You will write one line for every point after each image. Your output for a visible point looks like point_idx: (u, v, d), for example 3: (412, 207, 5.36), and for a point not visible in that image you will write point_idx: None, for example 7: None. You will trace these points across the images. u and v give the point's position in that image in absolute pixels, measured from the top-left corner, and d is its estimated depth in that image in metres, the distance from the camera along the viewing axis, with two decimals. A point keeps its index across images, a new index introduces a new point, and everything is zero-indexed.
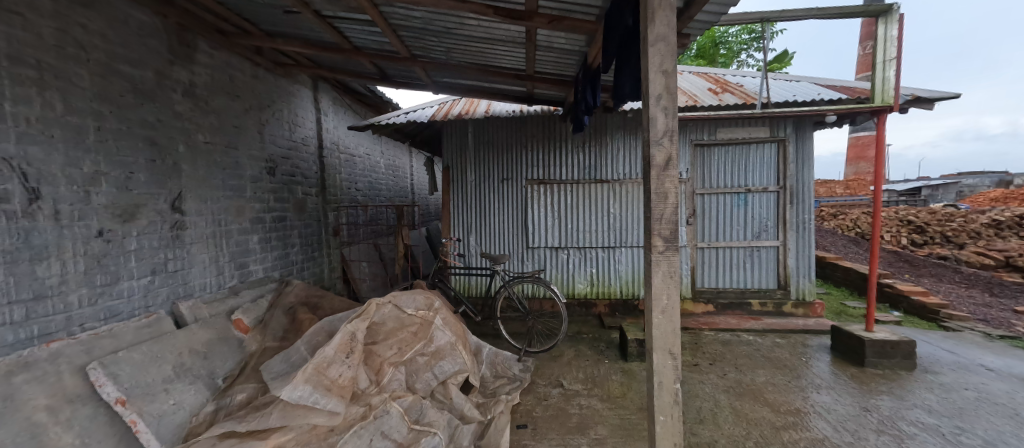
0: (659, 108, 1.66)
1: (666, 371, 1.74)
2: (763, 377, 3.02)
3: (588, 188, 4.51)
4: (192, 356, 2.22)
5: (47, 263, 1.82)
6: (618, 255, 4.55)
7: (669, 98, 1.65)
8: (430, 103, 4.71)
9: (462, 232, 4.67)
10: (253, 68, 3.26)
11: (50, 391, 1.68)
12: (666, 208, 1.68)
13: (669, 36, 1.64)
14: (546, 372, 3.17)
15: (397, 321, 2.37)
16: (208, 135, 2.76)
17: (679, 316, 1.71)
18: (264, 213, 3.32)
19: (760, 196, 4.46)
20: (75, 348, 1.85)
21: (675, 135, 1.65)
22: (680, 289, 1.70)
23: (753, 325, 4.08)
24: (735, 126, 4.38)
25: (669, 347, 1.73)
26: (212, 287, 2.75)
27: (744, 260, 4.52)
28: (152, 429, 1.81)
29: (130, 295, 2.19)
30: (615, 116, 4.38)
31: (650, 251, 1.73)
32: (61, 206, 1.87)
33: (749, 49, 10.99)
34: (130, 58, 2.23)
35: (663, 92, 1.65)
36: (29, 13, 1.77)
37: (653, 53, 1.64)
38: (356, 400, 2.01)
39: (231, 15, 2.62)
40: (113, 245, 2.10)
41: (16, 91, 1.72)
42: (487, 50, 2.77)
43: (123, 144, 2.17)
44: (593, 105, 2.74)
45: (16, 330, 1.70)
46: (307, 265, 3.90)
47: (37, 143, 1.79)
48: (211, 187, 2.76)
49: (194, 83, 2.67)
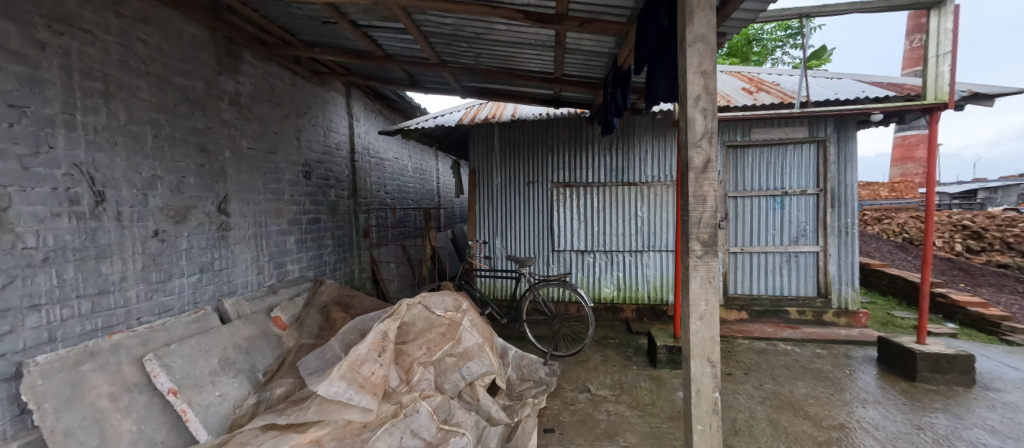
0: (697, 109, 1.62)
1: (704, 380, 1.69)
2: (802, 390, 2.87)
3: (615, 190, 4.46)
4: (236, 351, 2.34)
5: (110, 261, 1.95)
6: (647, 259, 4.46)
7: (708, 99, 1.61)
8: (457, 108, 4.78)
9: (489, 234, 4.71)
10: (292, 77, 3.43)
11: (112, 380, 1.81)
12: (704, 212, 1.63)
13: (708, 35, 1.60)
14: (573, 376, 3.14)
15: (427, 322, 2.43)
16: (251, 141, 2.92)
17: (718, 323, 1.66)
18: (301, 215, 3.47)
19: (798, 199, 4.26)
20: (132, 341, 1.97)
21: (714, 137, 1.61)
22: (718, 295, 1.65)
23: (790, 334, 3.90)
24: (771, 126, 4.21)
25: (708, 354, 1.68)
26: (253, 285, 2.90)
27: (781, 266, 4.33)
28: (200, 418, 1.92)
29: (180, 292, 2.33)
30: (644, 117, 4.30)
31: (686, 255, 1.69)
32: (123, 207, 2.01)
33: (785, 47, 10.60)
34: (184, 70, 2.39)
35: (702, 93, 1.61)
36: (97, 31, 1.92)
37: (691, 54, 1.61)
38: (387, 398, 2.06)
39: (273, 27, 2.77)
40: (166, 245, 2.24)
41: (86, 102, 1.87)
42: (516, 54, 2.79)
43: (176, 150, 2.32)
44: (623, 107, 2.71)
45: (83, 322, 1.83)
46: (339, 265, 4.03)
47: (103, 150, 1.93)
48: (254, 190, 2.92)
49: (239, 92, 2.83)
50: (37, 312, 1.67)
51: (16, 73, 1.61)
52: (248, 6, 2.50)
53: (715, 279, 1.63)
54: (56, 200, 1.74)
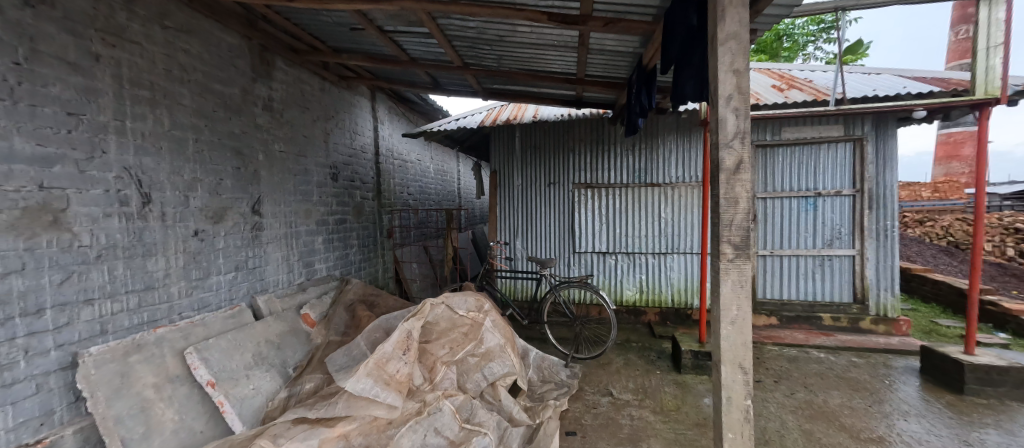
0: (729, 109, 1.58)
1: (736, 386, 1.64)
2: (837, 400, 2.75)
3: (638, 191, 4.39)
4: (268, 346, 2.44)
5: (155, 259, 2.07)
6: (671, 261, 4.38)
7: (740, 98, 1.57)
8: (479, 110, 4.83)
9: (509, 235, 4.72)
10: (321, 82, 3.54)
11: (156, 371, 1.91)
12: (736, 213, 1.59)
13: (741, 33, 1.56)
14: (594, 379, 3.11)
15: (449, 321, 2.46)
16: (283, 144, 3.03)
17: (750, 328, 1.62)
18: (328, 215, 3.57)
19: (832, 200, 4.08)
20: (174, 334, 2.08)
21: (747, 138, 1.57)
22: (751, 300, 1.61)
23: (824, 342, 3.73)
24: (803, 125, 4.05)
25: (740, 360, 1.63)
26: (284, 283, 3.00)
27: (814, 270, 4.16)
28: (236, 410, 2.00)
29: (217, 289, 2.44)
30: (669, 117, 4.22)
31: (717, 258, 1.65)
32: (166, 207, 2.13)
33: (818, 42, 10.18)
34: (222, 78, 2.51)
35: (734, 92, 1.58)
36: (144, 42, 2.04)
37: (722, 52, 1.57)
38: (412, 396, 2.09)
39: (303, 35, 2.87)
40: (205, 244, 2.36)
41: (135, 110, 1.99)
42: (538, 56, 2.79)
43: (215, 154, 2.43)
44: (648, 107, 2.66)
45: (131, 316, 1.95)
46: (364, 265, 4.13)
47: (150, 154, 2.05)
48: (285, 191, 3.03)
49: (272, 97, 2.94)
50: (91, 306, 1.78)
51: (74, 83, 1.73)
52: (281, 14, 2.59)
53: (748, 283, 1.59)
54: (108, 201, 1.85)
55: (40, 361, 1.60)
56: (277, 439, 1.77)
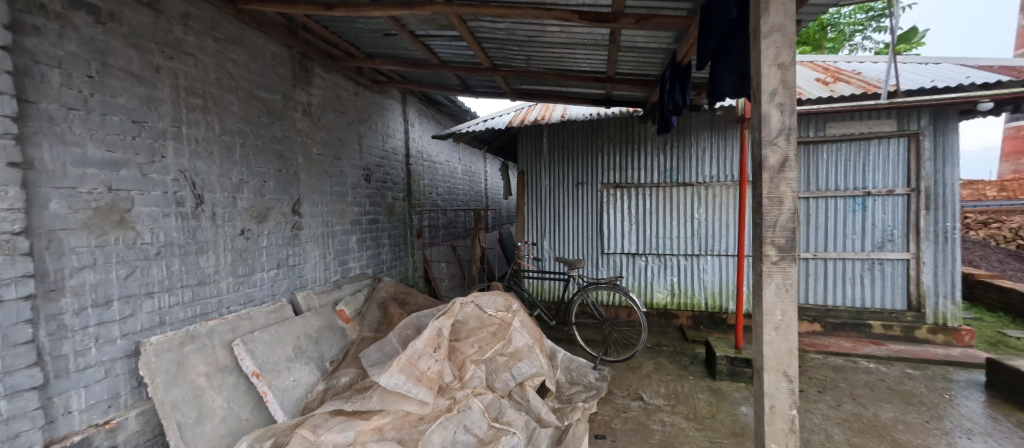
0: (773, 104, 1.52)
1: (780, 395, 1.57)
2: (890, 414, 2.57)
3: (669, 191, 4.27)
4: (307, 340, 2.55)
5: (207, 256, 2.21)
6: (704, 263, 4.23)
7: (785, 93, 1.50)
8: (506, 110, 4.85)
9: (537, 235, 4.71)
10: (355, 87, 3.67)
11: (208, 361, 2.04)
12: (780, 214, 1.53)
13: (786, 25, 1.49)
14: (624, 383, 3.06)
15: (479, 321, 2.49)
16: (320, 148, 3.16)
17: (796, 335, 1.54)
18: (362, 216, 3.70)
19: (883, 200, 3.82)
20: (223, 327, 2.21)
21: (792, 134, 1.50)
22: (796, 305, 1.53)
23: (874, 351, 3.50)
24: (850, 120, 3.81)
25: (784, 368, 1.56)
26: (321, 280, 3.13)
27: (862, 274, 3.91)
28: (278, 400, 2.11)
29: (261, 285, 2.58)
30: (703, 114, 4.09)
31: (759, 260, 1.59)
32: (216, 207, 2.27)
33: (866, 31, 9.55)
34: (266, 86, 2.65)
35: (778, 87, 1.51)
36: (198, 53, 2.18)
37: (766, 46, 1.51)
38: (442, 393, 2.12)
39: (340, 42, 2.99)
40: (250, 242, 2.50)
41: (190, 117, 2.13)
42: (568, 55, 2.78)
43: (259, 158, 2.57)
44: (682, 104, 2.59)
45: (186, 309, 2.09)
46: (395, 264, 4.24)
47: (202, 158, 2.19)
48: (322, 192, 3.16)
49: (310, 103, 3.08)
50: (151, 298, 1.92)
51: (138, 93, 1.87)
52: (319, 23, 2.71)
53: (793, 287, 1.51)
54: (166, 202, 1.99)
55: (108, 349, 1.74)
56: (316, 429, 1.84)
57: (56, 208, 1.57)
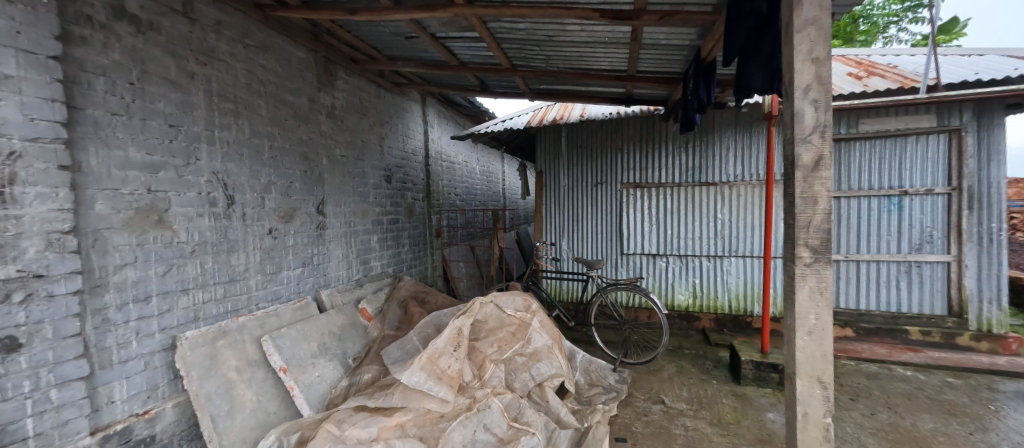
0: (807, 100, 1.46)
1: (813, 402, 1.51)
2: (929, 424, 2.44)
3: (691, 191, 4.18)
4: (331, 337, 2.61)
5: (237, 254, 2.29)
6: (728, 264, 4.13)
7: (820, 89, 1.45)
8: (525, 110, 4.84)
9: (555, 236, 4.69)
10: (377, 89, 3.74)
11: (238, 355, 2.11)
12: (814, 215, 1.47)
13: (821, 18, 1.44)
14: (645, 386, 3.01)
15: (498, 320, 2.50)
16: (343, 149, 3.24)
17: (831, 340, 1.49)
18: (383, 215, 3.76)
19: (921, 199, 3.64)
20: (253, 323, 2.29)
21: (827, 131, 1.44)
22: (831, 309, 1.48)
23: (911, 358, 3.33)
24: (885, 116, 3.64)
25: (818, 375, 1.51)
26: (344, 279, 3.20)
27: (898, 277, 3.74)
28: (304, 395, 2.17)
29: (288, 283, 2.66)
30: (727, 112, 3.99)
31: (792, 262, 1.54)
32: (246, 208, 2.35)
33: (902, 22, 9.10)
34: (293, 89, 2.73)
35: (813, 82, 1.46)
36: (229, 60, 2.26)
37: (800, 39, 1.46)
38: (462, 392, 2.13)
39: (362, 45, 3.05)
40: (278, 241, 2.58)
41: (222, 121, 2.21)
42: (588, 54, 2.75)
43: (286, 159, 2.65)
44: (706, 102, 2.53)
45: (218, 305, 2.17)
46: (414, 263, 4.29)
47: (233, 160, 2.27)
48: (345, 193, 3.24)
49: (334, 105, 3.15)
50: (186, 294, 2.01)
51: (174, 99, 1.96)
52: (343, 28, 2.77)
53: (828, 291, 1.46)
54: (200, 202, 2.08)
55: (147, 342, 1.83)
56: (341, 424, 1.88)
57: (101, 208, 1.66)
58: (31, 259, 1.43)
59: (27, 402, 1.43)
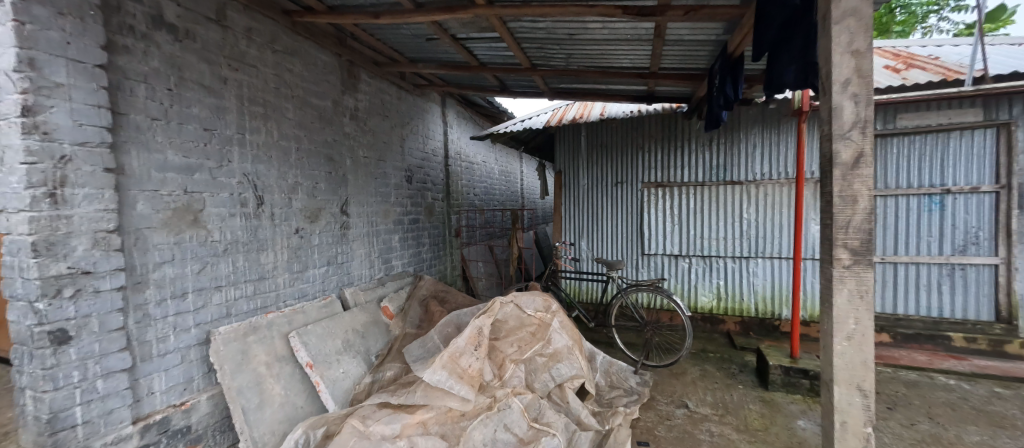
0: (845, 95, 1.40)
1: (852, 411, 1.45)
2: (976, 437, 2.30)
3: (715, 190, 4.07)
4: (355, 335, 2.66)
5: (267, 253, 2.37)
6: (754, 266, 4.00)
7: (859, 83, 1.39)
8: (544, 110, 4.82)
9: (575, 236, 4.65)
10: (398, 91, 3.80)
11: (268, 350, 2.19)
12: (854, 214, 1.41)
13: (862, 8, 1.37)
14: (667, 389, 2.95)
15: (518, 320, 2.49)
16: (366, 151, 3.30)
17: (872, 346, 1.42)
18: (404, 215, 3.82)
19: (966, 198, 3.43)
20: (281, 319, 2.36)
21: (868, 127, 1.38)
22: (872, 313, 1.41)
23: (955, 366, 3.15)
24: (926, 110, 3.45)
25: (858, 382, 1.44)
26: (367, 277, 3.26)
27: (940, 281, 3.54)
28: (329, 390, 2.23)
29: (313, 281, 2.73)
30: (753, 109, 3.87)
31: (830, 264, 1.48)
32: (274, 208, 2.43)
33: (943, 11, 8.60)
34: (318, 93, 2.81)
35: (852, 76, 1.39)
36: (259, 65, 2.34)
37: (838, 31, 1.40)
38: (483, 391, 2.14)
39: (385, 48, 3.11)
40: (304, 240, 2.65)
41: (253, 124, 2.30)
42: (609, 52, 2.72)
43: (312, 161, 2.72)
44: (733, 99, 2.45)
45: (249, 302, 2.25)
46: (434, 262, 4.34)
47: (263, 162, 2.35)
48: (368, 193, 3.30)
49: (357, 107, 3.22)
50: (220, 291, 2.09)
51: (209, 103, 2.05)
52: (366, 31, 2.83)
53: (868, 294, 1.40)
54: (232, 203, 2.16)
55: (184, 337, 1.91)
56: (365, 420, 1.92)
57: (142, 208, 1.75)
58: (80, 257, 1.52)
59: (76, 391, 1.52)
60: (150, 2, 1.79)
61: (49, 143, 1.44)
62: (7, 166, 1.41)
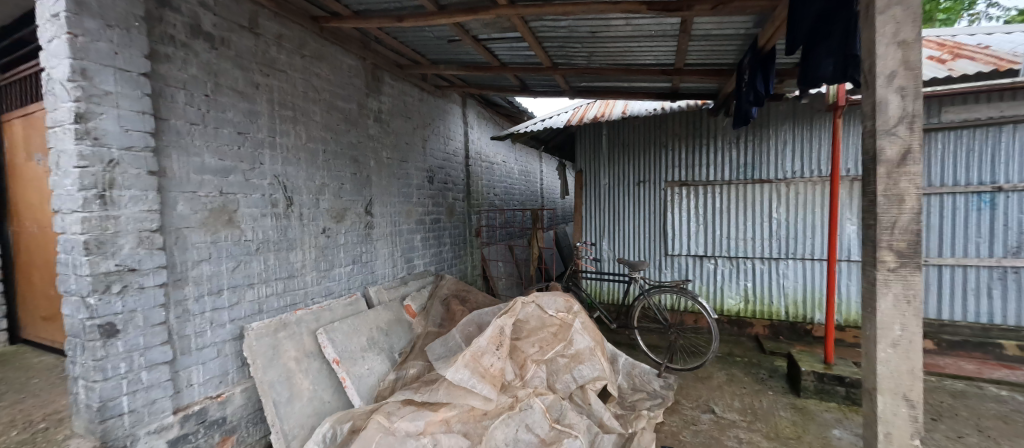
0: (890, 88, 1.34)
1: (898, 422, 1.38)
2: None
3: (743, 189, 3.95)
4: (379, 332, 2.72)
5: (295, 252, 2.44)
6: (784, 268, 3.86)
7: (906, 75, 1.32)
8: (565, 109, 4.78)
9: (596, 236, 4.60)
10: (420, 93, 3.85)
11: (297, 346, 2.26)
12: (900, 215, 1.34)
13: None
14: (692, 393, 2.88)
15: (539, 321, 2.48)
16: (389, 152, 3.36)
17: (920, 354, 1.35)
18: (425, 215, 3.87)
19: (1020, 196, 3.21)
20: (309, 316, 2.42)
21: (917, 122, 1.31)
22: (920, 318, 1.34)
23: (1007, 376, 2.95)
24: (976, 102, 3.24)
25: (903, 391, 1.37)
26: (390, 276, 3.32)
27: (990, 284, 3.32)
28: (355, 386, 2.28)
29: (339, 279, 2.80)
30: (783, 104, 3.73)
31: (873, 267, 1.41)
32: (303, 208, 2.50)
33: None
34: (344, 96, 2.87)
35: (898, 68, 1.32)
36: (288, 70, 2.42)
37: (881, 22, 1.33)
38: (505, 391, 2.15)
39: (407, 51, 3.15)
40: (331, 240, 2.72)
41: (282, 127, 2.37)
42: (632, 49, 2.67)
43: (337, 162, 2.79)
44: (763, 94, 2.37)
45: (279, 299, 2.33)
46: (455, 262, 4.38)
47: (292, 164, 2.43)
48: (391, 194, 3.36)
49: (381, 110, 3.28)
50: (252, 288, 2.17)
51: (242, 108, 2.13)
52: (390, 35, 2.88)
53: (915, 298, 1.33)
54: (264, 204, 2.24)
55: (220, 332, 2.00)
56: (390, 416, 1.95)
57: (182, 209, 1.84)
58: (126, 255, 1.61)
59: (123, 382, 1.61)
60: (188, 13, 1.88)
61: (99, 148, 1.53)
62: (62, 170, 1.51)
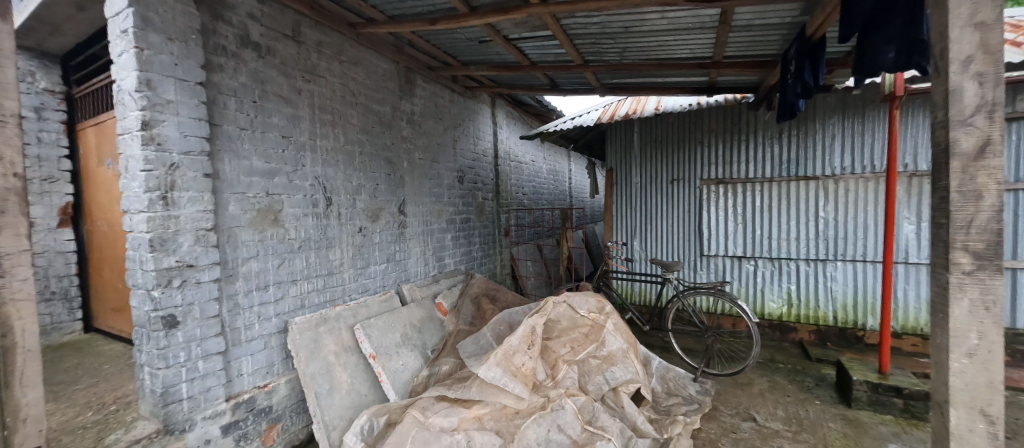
0: (966, 75, 1.22)
1: (973, 439, 1.27)
2: None
3: (785, 187, 3.75)
4: (412, 329, 2.78)
5: (334, 250, 2.54)
6: (832, 270, 3.64)
7: (984, 59, 1.20)
8: (595, 106, 4.71)
9: (627, 235, 4.50)
10: (451, 94, 3.90)
11: (336, 340, 2.35)
12: (977, 213, 1.23)
13: None
14: (731, 400, 2.76)
15: (571, 321, 2.44)
16: (421, 153, 3.43)
17: (1000, 366, 1.23)
18: (456, 215, 3.92)
19: None
20: (347, 312, 2.51)
21: (997, 110, 1.19)
22: (1001, 326, 1.22)
23: None
24: None
25: (979, 405, 1.26)
26: (422, 275, 3.40)
27: None
28: (390, 381, 2.35)
29: (374, 277, 2.88)
30: (831, 96, 3.52)
31: (944, 270, 1.30)
32: (341, 208, 2.60)
33: None
34: (378, 99, 2.96)
35: (976, 52, 1.21)
36: (328, 76, 2.52)
37: (953, 2, 1.22)
38: (536, 390, 2.14)
39: (439, 53, 3.20)
40: (367, 239, 2.81)
41: (322, 130, 2.47)
42: (668, 42, 2.60)
43: (373, 164, 2.88)
44: (811, 86, 2.23)
45: (319, 295, 2.43)
46: (485, 261, 4.42)
47: (331, 166, 2.52)
48: (423, 194, 3.43)
49: (413, 111, 3.36)
50: (295, 285, 2.28)
51: (286, 113, 2.24)
52: (422, 38, 2.93)
53: (996, 304, 1.21)
54: (306, 204, 2.34)
55: (267, 325, 2.11)
56: (425, 411, 1.99)
57: (233, 209, 1.95)
58: (185, 251, 1.73)
59: (182, 369, 1.73)
60: (238, 24, 2.00)
61: (162, 153, 1.66)
62: (131, 173, 1.64)
